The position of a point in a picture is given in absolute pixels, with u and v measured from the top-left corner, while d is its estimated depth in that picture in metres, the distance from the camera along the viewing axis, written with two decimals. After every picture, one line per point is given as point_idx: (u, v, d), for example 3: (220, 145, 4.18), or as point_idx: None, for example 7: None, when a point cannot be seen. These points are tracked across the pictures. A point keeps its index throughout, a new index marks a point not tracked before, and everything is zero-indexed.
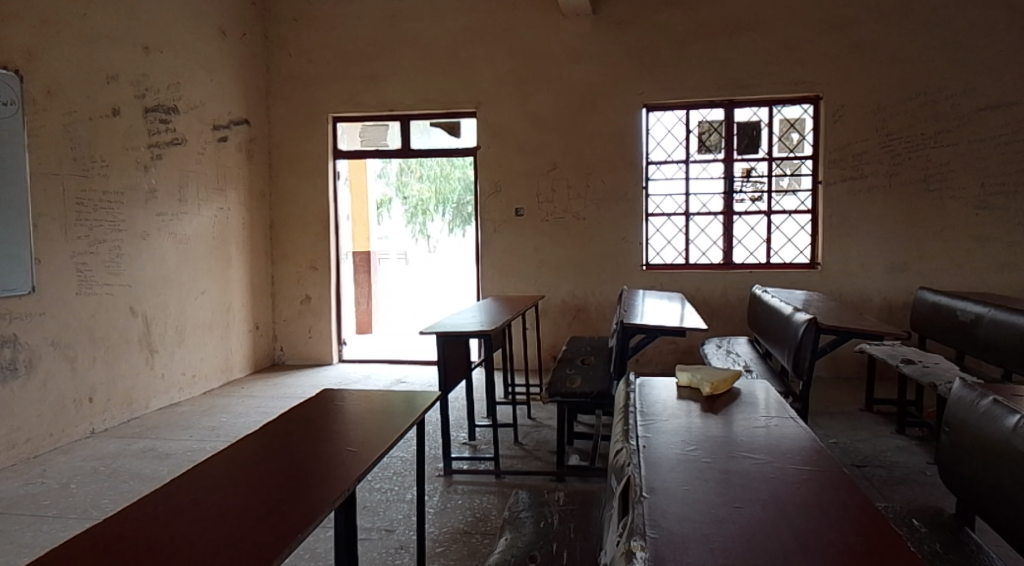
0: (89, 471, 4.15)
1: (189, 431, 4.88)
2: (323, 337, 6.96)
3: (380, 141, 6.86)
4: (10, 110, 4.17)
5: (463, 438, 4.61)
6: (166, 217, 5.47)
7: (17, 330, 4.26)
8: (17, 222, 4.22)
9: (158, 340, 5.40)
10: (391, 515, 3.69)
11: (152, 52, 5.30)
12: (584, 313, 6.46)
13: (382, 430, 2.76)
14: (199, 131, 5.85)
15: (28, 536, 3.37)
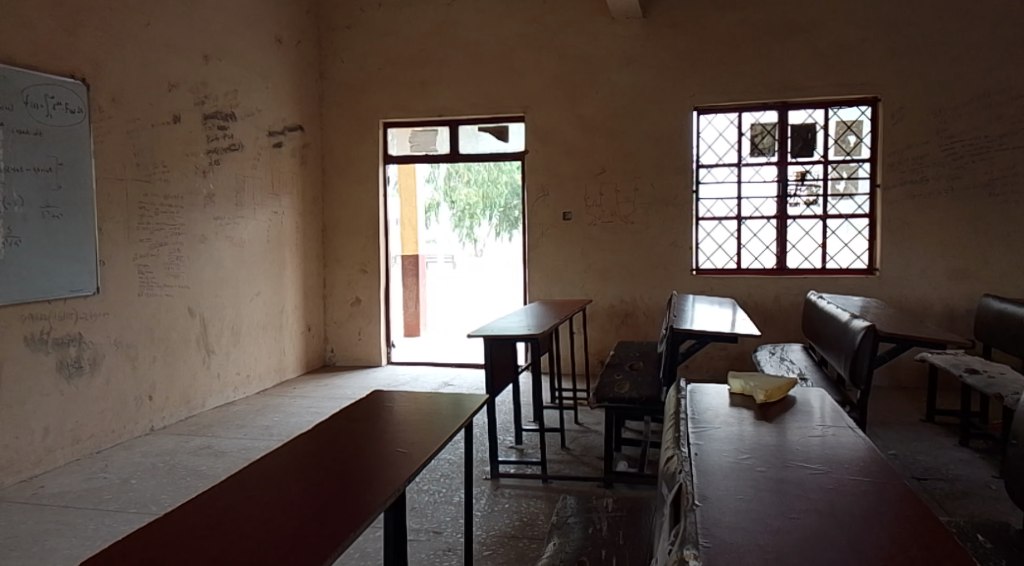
0: (149, 467, 4.26)
1: (244, 430, 4.99)
2: (372, 339, 7.05)
3: (430, 146, 6.92)
4: (77, 118, 4.30)
5: (509, 442, 4.62)
6: (223, 221, 5.60)
7: (82, 330, 4.39)
8: (83, 225, 4.35)
9: (215, 340, 5.54)
10: (439, 516, 3.71)
11: (210, 60, 5.43)
12: (633, 318, 6.41)
13: (432, 432, 2.79)
14: (255, 137, 5.98)
15: (91, 528, 3.47)
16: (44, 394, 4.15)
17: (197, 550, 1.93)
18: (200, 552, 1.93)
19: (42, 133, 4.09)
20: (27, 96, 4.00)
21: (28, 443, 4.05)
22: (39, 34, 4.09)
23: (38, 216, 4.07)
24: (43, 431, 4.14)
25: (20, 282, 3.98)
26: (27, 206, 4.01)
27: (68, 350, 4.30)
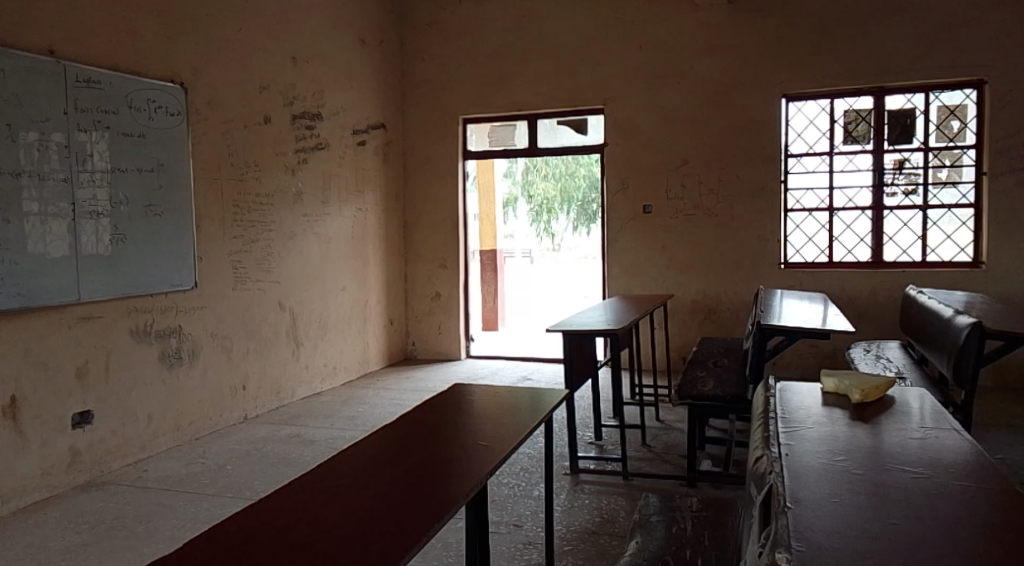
0: (244, 453, 4.43)
1: (331, 420, 5.12)
2: (452, 333, 7.13)
3: (509, 141, 6.97)
4: (176, 121, 4.48)
5: (589, 438, 4.58)
6: (311, 217, 5.76)
7: (181, 322, 4.58)
8: (182, 223, 4.52)
9: (303, 333, 5.70)
10: (520, 509, 3.72)
11: (298, 62, 5.58)
12: (717, 314, 6.27)
13: (512, 426, 2.79)
14: (341, 135, 6.12)
15: (191, 512, 3.62)
16: (148, 382, 4.35)
17: (293, 531, 1.97)
18: (295, 531, 1.97)
19: (146, 136, 4.27)
20: (131, 101, 4.19)
21: (133, 429, 4.26)
22: (142, 41, 4.28)
23: (141, 214, 4.26)
24: (147, 418, 4.35)
25: (127, 277, 4.17)
26: (132, 206, 4.19)
27: (169, 341, 4.50)
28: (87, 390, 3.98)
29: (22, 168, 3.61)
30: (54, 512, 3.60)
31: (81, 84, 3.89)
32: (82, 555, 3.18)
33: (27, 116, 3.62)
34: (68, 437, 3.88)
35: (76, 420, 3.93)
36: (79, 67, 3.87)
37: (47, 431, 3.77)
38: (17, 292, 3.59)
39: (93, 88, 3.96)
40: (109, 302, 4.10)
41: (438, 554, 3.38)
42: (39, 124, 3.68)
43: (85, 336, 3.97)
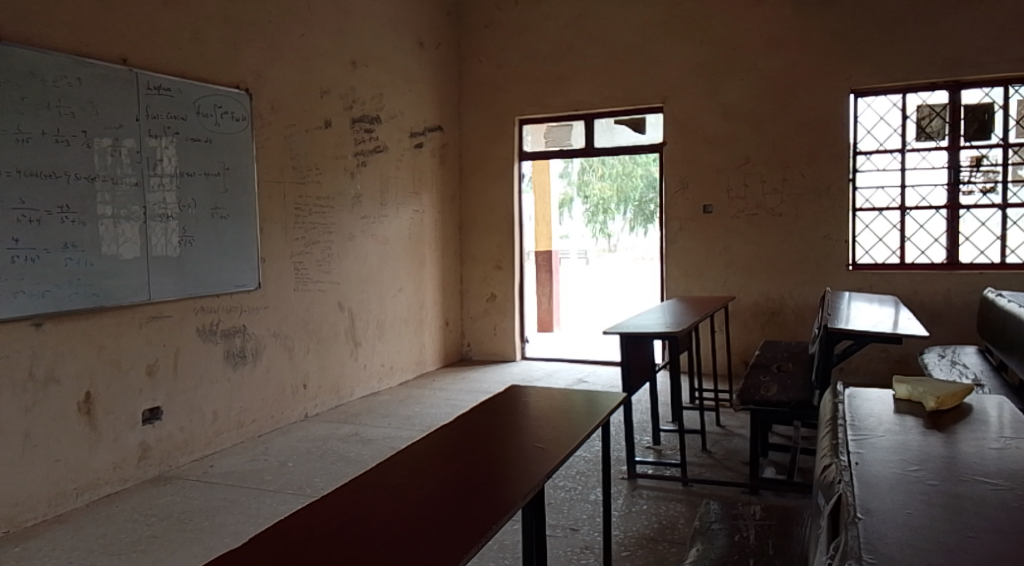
0: (305, 451, 4.50)
1: (388, 420, 5.16)
2: (507, 334, 7.12)
3: (565, 141, 6.96)
4: (241, 125, 4.58)
5: (647, 442, 4.51)
6: (369, 219, 5.82)
7: (245, 322, 4.67)
8: (246, 225, 4.61)
9: (361, 333, 5.77)
10: (576, 513, 3.68)
11: (357, 66, 5.65)
12: (780, 316, 6.12)
13: (570, 428, 2.75)
14: (398, 138, 6.18)
15: (254, 507, 3.69)
16: (214, 380, 4.45)
17: (351, 529, 1.97)
18: (353, 531, 1.97)
19: (212, 141, 4.37)
20: (199, 107, 4.29)
21: (199, 425, 4.36)
22: (209, 48, 4.38)
23: (208, 217, 4.35)
24: (212, 415, 4.44)
25: (194, 278, 4.27)
26: (199, 209, 4.29)
27: (234, 341, 4.59)
28: (156, 387, 4.09)
29: (97, 173, 3.71)
30: (125, 505, 3.70)
31: (152, 91, 4.00)
32: (152, 548, 3.27)
33: (102, 123, 3.73)
34: (138, 433, 3.99)
35: (146, 416, 4.04)
36: (150, 74, 3.98)
37: (119, 427, 3.88)
38: (92, 292, 3.71)
39: (163, 95, 4.06)
40: (177, 302, 4.20)
41: (495, 556, 3.37)
42: (113, 131, 3.79)
43: (155, 335, 4.08)
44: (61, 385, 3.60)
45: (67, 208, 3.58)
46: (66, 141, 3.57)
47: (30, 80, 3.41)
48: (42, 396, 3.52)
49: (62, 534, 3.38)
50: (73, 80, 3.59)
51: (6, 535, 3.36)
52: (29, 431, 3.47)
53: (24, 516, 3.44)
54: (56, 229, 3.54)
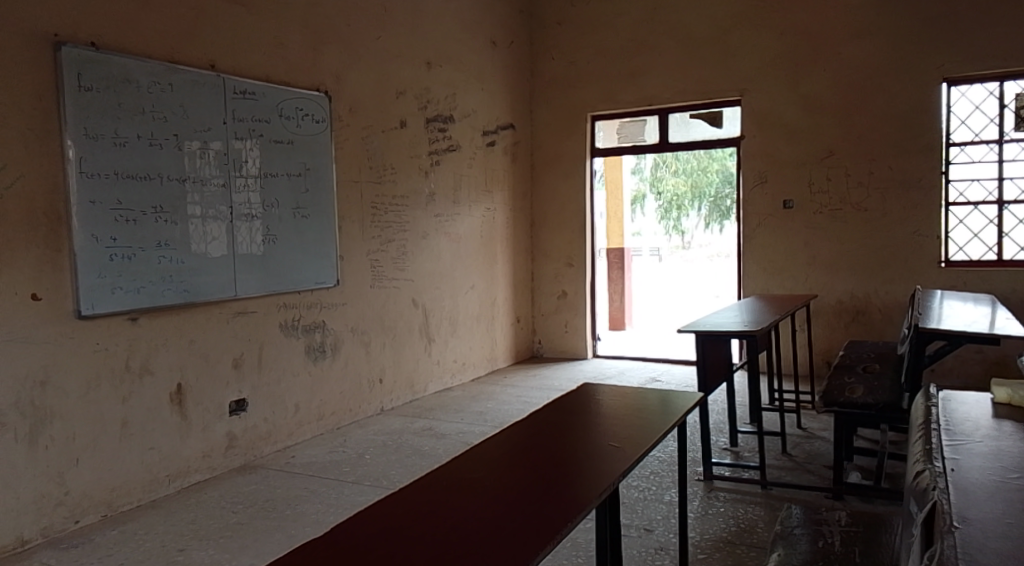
0: (381, 443, 4.58)
1: (461, 415, 5.20)
2: (578, 332, 7.10)
3: (638, 136, 6.82)
4: (321, 127, 4.68)
5: (723, 443, 4.42)
6: (443, 218, 5.89)
7: (325, 318, 4.78)
8: (324, 224, 4.71)
9: (435, 329, 5.83)
10: (650, 514, 3.63)
11: (432, 67, 5.71)
12: (865, 315, 5.91)
13: (647, 428, 2.72)
14: (471, 137, 6.22)
15: (334, 498, 3.77)
16: (295, 374, 4.57)
17: (428, 522, 1.99)
18: (430, 524, 1.99)
19: (294, 142, 4.49)
20: (282, 110, 4.40)
21: (281, 417, 4.49)
22: (291, 52, 4.50)
23: (290, 216, 4.47)
24: (294, 407, 4.57)
25: (277, 275, 4.40)
26: (282, 208, 4.41)
27: (314, 336, 4.71)
28: (242, 379, 4.23)
29: (187, 174, 3.85)
30: (213, 492, 3.84)
31: (238, 96, 4.13)
32: (238, 534, 3.38)
33: (192, 126, 3.87)
34: (225, 423, 4.14)
35: (232, 407, 4.18)
36: (236, 79, 4.11)
37: (208, 417, 4.03)
38: (183, 289, 3.86)
39: (248, 99, 4.19)
40: (262, 298, 4.33)
41: (568, 554, 3.35)
42: (202, 134, 3.93)
43: (240, 330, 4.21)
44: (154, 376, 3.76)
45: (161, 208, 3.73)
46: (159, 145, 3.72)
47: (125, 87, 3.55)
48: (137, 387, 3.68)
49: (155, 519, 3.53)
50: (165, 86, 3.73)
51: (104, 518, 3.52)
52: (127, 419, 3.63)
53: (120, 501, 3.60)
54: (151, 228, 3.68)
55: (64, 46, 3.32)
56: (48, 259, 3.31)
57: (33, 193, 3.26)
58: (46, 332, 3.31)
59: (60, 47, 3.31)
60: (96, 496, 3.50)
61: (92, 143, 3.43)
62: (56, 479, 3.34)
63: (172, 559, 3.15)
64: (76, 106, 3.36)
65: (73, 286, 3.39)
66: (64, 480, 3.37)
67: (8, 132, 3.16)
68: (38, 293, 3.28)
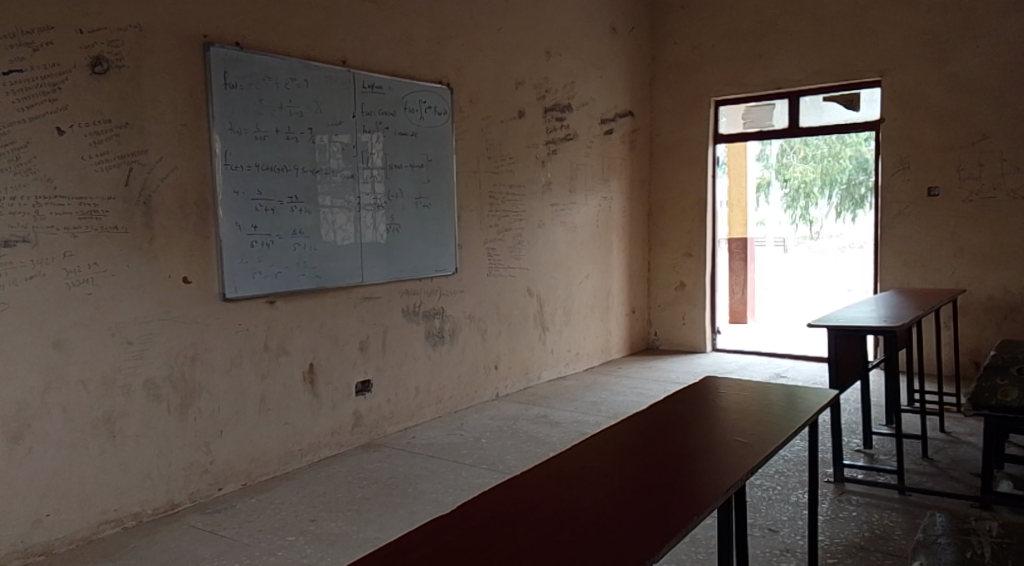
0: (497, 429, 4.63)
1: (575, 404, 5.19)
2: (697, 324, 6.93)
3: (766, 121, 6.56)
4: (443, 119, 4.75)
5: (856, 445, 4.20)
6: (559, 207, 5.88)
7: (444, 304, 4.87)
8: (444, 212, 4.79)
9: (549, 318, 5.83)
10: (775, 514, 3.49)
11: (551, 55, 5.69)
12: (1020, 312, 5.48)
13: (775, 424, 2.61)
14: (589, 125, 6.17)
15: (453, 479, 3.84)
16: (416, 358, 4.69)
17: (549, 507, 1.99)
18: (550, 508, 1.98)
19: (418, 134, 4.58)
20: (407, 102, 4.50)
21: (402, 399, 4.62)
22: (417, 45, 4.60)
23: (413, 206, 4.58)
24: (415, 390, 4.70)
25: (401, 262, 4.52)
26: (405, 198, 4.52)
27: (434, 321, 4.80)
28: (367, 361, 4.37)
29: (319, 166, 4.00)
30: (341, 467, 4.00)
31: (366, 90, 4.25)
32: (365, 508, 3.51)
33: (324, 120, 4.01)
34: (352, 403, 4.30)
35: (358, 388, 4.34)
36: (365, 74, 4.24)
37: (336, 396, 4.20)
38: (315, 274, 4.02)
39: (375, 92, 4.31)
40: (386, 285, 4.46)
41: (687, 549, 3.27)
42: (333, 127, 4.07)
43: (367, 315, 4.36)
44: (289, 356, 3.95)
45: (296, 198, 3.89)
46: (295, 138, 3.88)
47: (265, 84, 3.72)
48: (274, 365, 3.87)
49: (289, 490, 3.71)
50: (301, 82, 3.89)
51: (244, 487, 3.73)
52: (265, 396, 3.84)
53: (258, 471, 3.82)
54: (287, 217, 3.86)
55: (212, 46, 3.51)
56: (198, 246, 3.53)
57: (185, 184, 3.47)
58: (195, 312, 3.53)
59: (209, 47, 3.50)
60: (237, 466, 3.72)
61: (235, 137, 3.62)
62: (202, 449, 3.57)
63: (305, 528, 3.30)
64: (222, 102, 3.56)
65: (219, 270, 3.60)
66: (209, 449, 3.60)
67: (164, 127, 3.38)
68: (189, 277, 3.50)
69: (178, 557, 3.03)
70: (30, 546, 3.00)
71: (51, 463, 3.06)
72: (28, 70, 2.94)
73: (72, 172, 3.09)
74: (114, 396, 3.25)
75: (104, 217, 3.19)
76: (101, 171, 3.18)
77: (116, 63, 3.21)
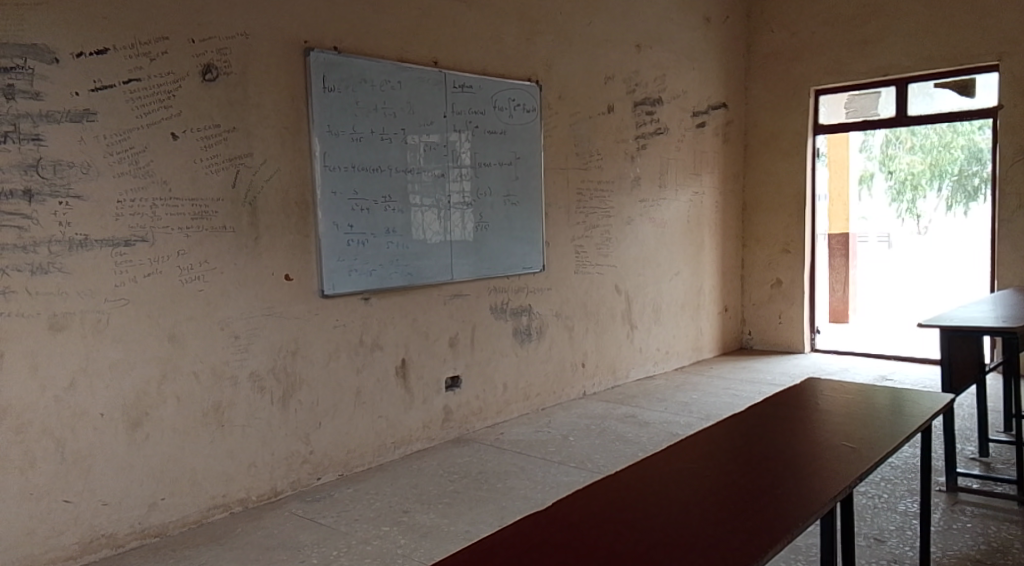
0: (586, 427, 4.61)
1: (665, 404, 5.11)
2: (795, 323, 6.71)
3: (871, 110, 6.29)
4: (532, 116, 4.76)
5: (970, 452, 3.97)
6: (648, 203, 5.79)
7: (532, 301, 4.88)
8: (532, 210, 4.79)
9: (638, 316, 5.76)
10: (881, 523, 3.33)
11: (642, 49, 5.61)
12: None
13: (881, 430, 2.49)
14: (681, 118, 6.05)
15: (543, 476, 3.85)
16: (504, 354, 4.72)
17: (644, 508, 1.95)
18: (646, 509, 1.95)
19: (507, 132, 4.60)
20: (496, 101, 4.52)
21: (491, 395, 4.66)
22: (507, 43, 4.62)
23: (502, 204, 4.60)
24: (503, 386, 4.73)
25: (490, 260, 4.55)
26: (494, 196, 4.55)
27: (521, 318, 4.82)
28: (457, 357, 4.43)
29: (410, 166, 4.06)
30: (432, 461, 4.07)
31: (456, 90, 4.30)
32: (456, 502, 3.55)
33: (417, 120, 4.08)
34: (442, 398, 4.36)
35: (448, 384, 4.40)
36: (456, 74, 4.28)
37: (427, 391, 4.27)
38: (406, 271, 4.09)
39: (466, 92, 4.35)
40: (475, 282, 4.50)
41: (786, 556, 3.17)
42: (424, 127, 4.13)
43: (456, 312, 4.41)
44: (383, 351, 4.04)
45: (390, 198, 3.97)
46: (389, 139, 3.96)
47: (361, 86, 3.82)
48: (369, 360, 3.97)
49: (383, 481, 3.80)
50: (395, 84, 3.96)
51: (341, 477, 3.85)
52: (360, 389, 3.94)
53: (355, 462, 3.93)
54: (381, 216, 3.94)
55: (312, 51, 3.63)
56: (299, 244, 3.65)
57: (287, 186, 3.59)
58: (296, 308, 3.65)
59: (310, 53, 3.62)
60: (335, 457, 3.84)
61: (334, 138, 3.72)
62: (302, 439, 3.70)
63: (399, 519, 3.37)
64: (321, 105, 3.67)
65: (318, 268, 3.72)
66: (309, 440, 3.73)
67: (268, 130, 3.51)
68: (290, 274, 3.63)
69: (281, 543, 3.15)
70: (147, 528, 3.17)
71: (165, 450, 3.22)
72: (145, 79, 3.11)
73: (185, 175, 3.24)
74: (223, 387, 3.40)
75: (213, 218, 3.34)
76: (211, 173, 3.33)
77: (224, 70, 3.35)
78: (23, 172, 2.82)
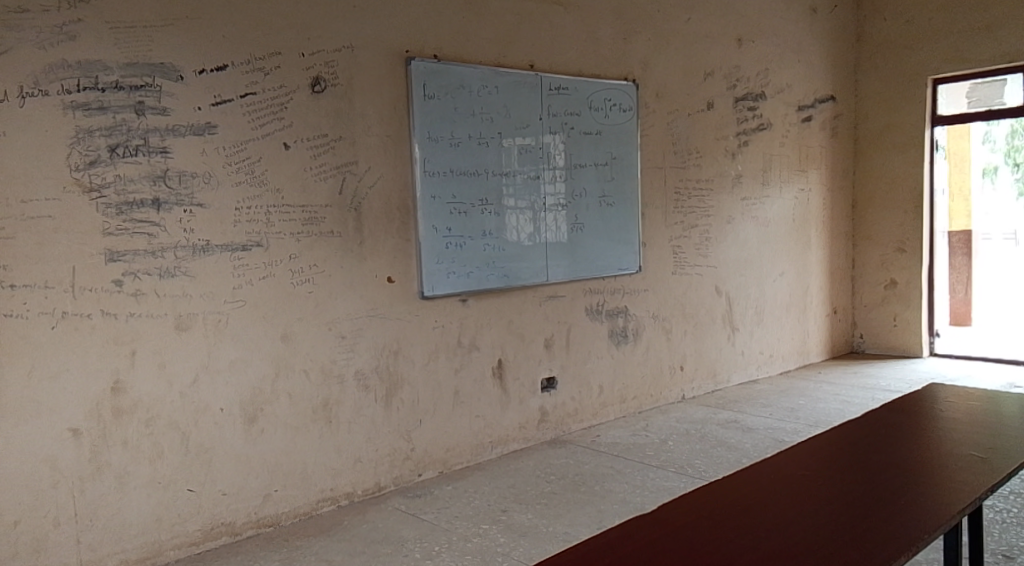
0: (685, 431, 4.53)
1: (770, 410, 4.95)
2: (910, 326, 6.39)
3: (995, 99, 5.91)
4: (628, 116, 4.72)
5: None
6: (750, 201, 5.64)
7: (628, 302, 4.84)
8: (628, 210, 4.76)
9: (739, 318, 5.61)
10: (1010, 538, 3.13)
11: (744, 42, 5.46)
12: None
13: (1010, 440, 2.34)
14: (784, 113, 5.86)
15: (642, 480, 3.81)
16: (601, 356, 4.70)
17: (751, 516, 1.90)
18: (754, 517, 1.90)
19: (602, 133, 4.58)
20: (592, 102, 4.52)
21: (587, 397, 4.65)
22: (604, 43, 4.60)
23: (597, 205, 4.59)
24: (599, 388, 4.71)
25: (585, 261, 4.55)
26: (589, 197, 4.54)
27: (618, 320, 4.78)
28: (553, 358, 4.45)
29: (506, 169, 4.11)
30: (529, 461, 4.10)
31: (552, 92, 4.31)
32: (553, 503, 3.57)
33: (513, 124, 4.12)
34: (538, 399, 4.39)
35: (544, 384, 4.42)
36: (552, 76, 4.30)
37: (524, 392, 4.31)
38: (503, 273, 4.14)
39: (562, 94, 4.36)
40: (570, 284, 4.51)
41: None
42: (520, 130, 4.16)
43: (552, 313, 4.43)
44: (480, 352, 4.10)
45: (487, 201, 4.03)
46: (486, 143, 4.01)
47: (460, 92, 3.89)
48: (467, 360, 4.04)
49: (482, 480, 3.86)
50: (492, 89, 4.02)
51: (441, 474, 3.94)
52: (458, 389, 4.01)
53: (454, 460, 4.01)
54: (478, 219, 4.00)
55: (413, 60, 3.72)
56: (400, 248, 3.75)
57: (390, 191, 3.70)
58: (397, 310, 3.76)
59: (411, 62, 3.72)
60: (435, 454, 3.93)
61: (433, 144, 3.81)
62: (404, 436, 3.80)
63: (497, 517, 3.42)
64: (421, 112, 3.76)
65: (418, 270, 3.81)
66: (411, 437, 3.83)
67: (372, 138, 3.63)
68: (393, 276, 3.73)
69: (385, 537, 3.25)
70: (262, 518, 3.34)
71: (278, 444, 3.39)
72: (260, 92, 3.27)
73: (296, 182, 3.39)
74: (331, 385, 3.54)
75: (322, 223, 3.48)
76: (320, 180, 3.47)
77: (332, 81, 3.48)
78: (152, 183, 3.02)
